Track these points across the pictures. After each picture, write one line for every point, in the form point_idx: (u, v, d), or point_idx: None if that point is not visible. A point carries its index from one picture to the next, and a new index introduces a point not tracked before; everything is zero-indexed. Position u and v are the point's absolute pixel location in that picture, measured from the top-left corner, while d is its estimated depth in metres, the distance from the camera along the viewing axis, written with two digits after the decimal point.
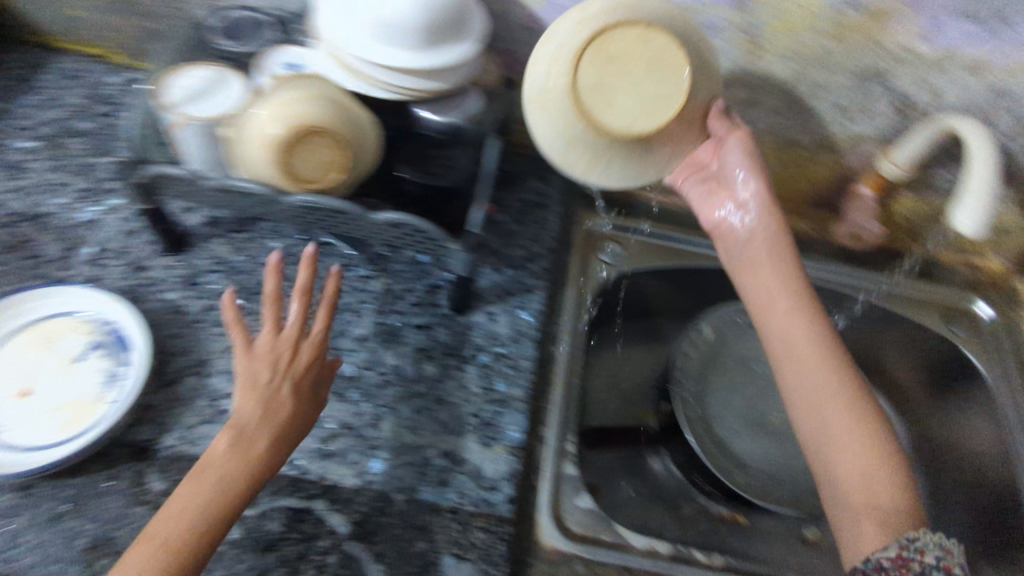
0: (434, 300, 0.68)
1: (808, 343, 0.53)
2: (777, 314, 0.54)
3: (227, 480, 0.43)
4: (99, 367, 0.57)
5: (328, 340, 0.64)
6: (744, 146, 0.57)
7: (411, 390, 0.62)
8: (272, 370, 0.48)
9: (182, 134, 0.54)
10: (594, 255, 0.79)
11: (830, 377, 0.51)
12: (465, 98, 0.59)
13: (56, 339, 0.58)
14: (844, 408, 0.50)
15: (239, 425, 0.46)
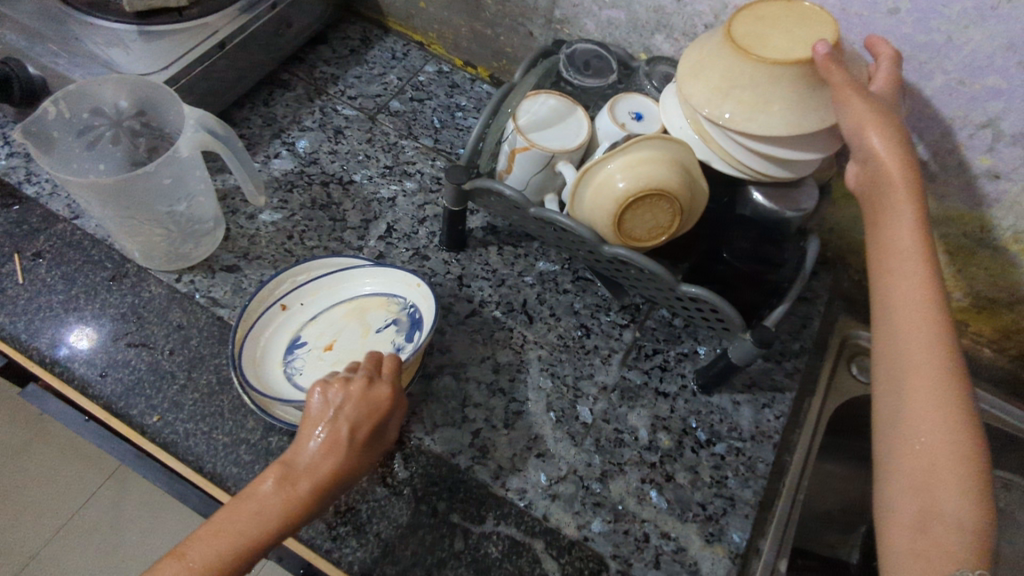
0: (679, 369, 0.65)
1: (915, 348, 0.46)
2: (905, 333, 0.46)
3: (262, 511, 0.43)
4: (390, 341, 0.58)
5: (571, 378, 0.63)
6: (863, 115, 0.48)
7: (643, 458, 0.59)
8: (329, 419, 0.45)
9: (523, 156, 0.57)
10: (843, 368, 0.74)
11: (944, 413, 0.44)
12: (804, 193, 0.56)
13: (360, 304, 0.61)
14: (939, 443, 0.44)
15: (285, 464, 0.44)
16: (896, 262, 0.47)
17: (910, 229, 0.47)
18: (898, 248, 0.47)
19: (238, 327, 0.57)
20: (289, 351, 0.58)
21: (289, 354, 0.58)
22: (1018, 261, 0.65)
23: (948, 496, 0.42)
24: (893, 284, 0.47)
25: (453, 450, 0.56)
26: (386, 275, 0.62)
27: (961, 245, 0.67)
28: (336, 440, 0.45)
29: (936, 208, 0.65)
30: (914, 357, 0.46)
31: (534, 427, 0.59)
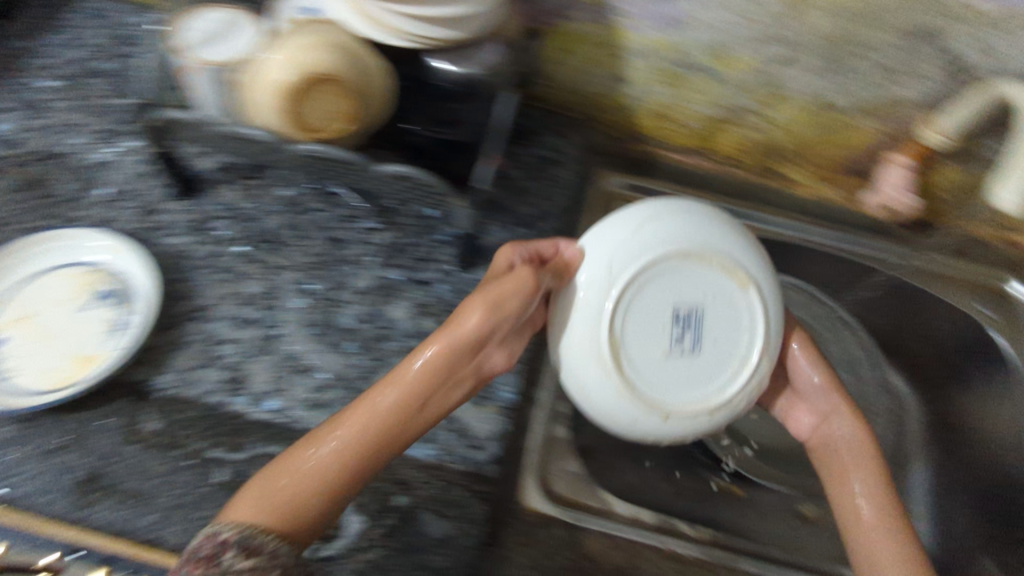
0: (439, 256, 0.67)
1: (851, 466, 0.59)
2: (845, 479, 0.59)
3: (373, 412, 0.49)
4: (104, 316, 0.58)
5: (329, 291, 0.63)
6: (821, 371, 0.61)
7: (407, 346, 0.61)
8: (455, 365, 0.51)
9: (195, 79, 0.54)
10: (608, 218, 0.78)
11: (880, 525, 0.54)
12: (485, 49, 0.56)
13: (61, 286, 0.59)
14: (875, 536, 0.54)
15: (400, 385, 0.50)
16: (825, 428, 0.62)
17: (837, 408, 0.62)
18: (821, 400, 0.62)
19: None
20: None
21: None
22: (720, 74, 0.68)
23: None
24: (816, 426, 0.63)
25: (205, 390, 0.56)
26: (95, 246, 0.61)
27: (674, 73, 0.69)
28: (434, 365, 0.50)
29: (640, 43, 0.67)
30: (869, 495, 0.56)
31: (292, 347, 0.59)
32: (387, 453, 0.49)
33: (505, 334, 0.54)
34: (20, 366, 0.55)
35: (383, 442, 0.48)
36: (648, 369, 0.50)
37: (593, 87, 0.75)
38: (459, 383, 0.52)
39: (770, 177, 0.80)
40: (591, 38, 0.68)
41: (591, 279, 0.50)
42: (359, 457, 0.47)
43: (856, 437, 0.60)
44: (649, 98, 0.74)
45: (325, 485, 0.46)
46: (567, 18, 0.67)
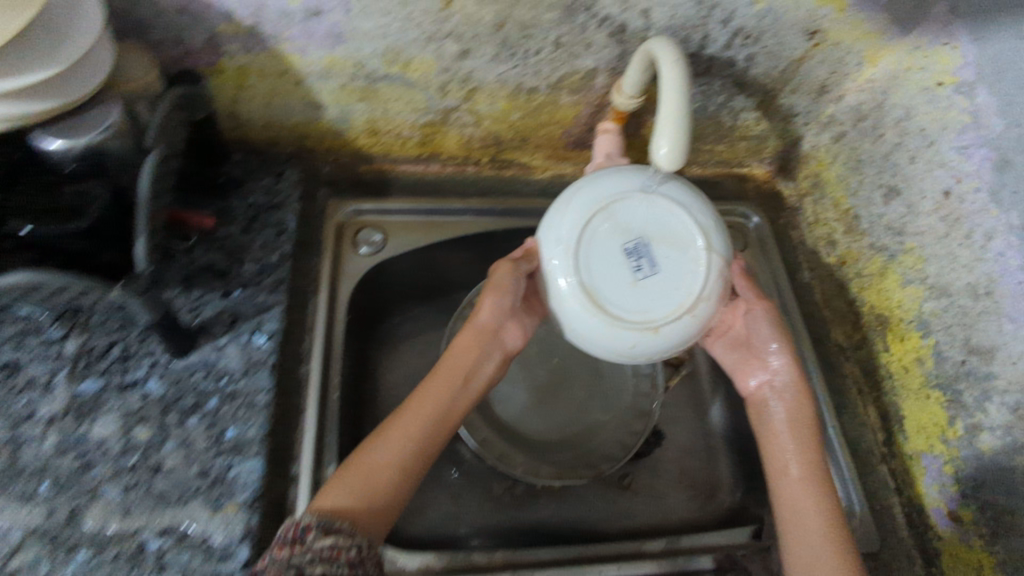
0: (145, 349, 0.59)
1: (794, 420, 0.60)
2: (775, 437, 0.60)
3: (420, 402, 0.57)
4: None
5: (6, 431, 0.53)
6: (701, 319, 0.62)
7: (119, 467, 0.53)
8: (484, 344, 0.61)
9: None
10: (349, 250, 0.74)
11: (805, 481, 0.57)
12: (106, 109, 0.48)
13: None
14: (810, 492, 0.56)
15: (446, 377, 0.59)
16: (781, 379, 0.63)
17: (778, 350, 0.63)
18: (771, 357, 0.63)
19: None
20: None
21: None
22: (411, 81, 0.65)
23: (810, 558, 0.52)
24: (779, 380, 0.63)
25: None
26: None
27: (361, 87, 0.66)
28: (476, 339, 0.61)
29: (311, 64, 0.62)
30: (805, 446, 0.59)
31: None
32: (441, 437, 0.56)
33: (515, 313, 0.63)
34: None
35: (422, 441, 0.55)
36: (633, 307, 0.55)
37: (289, 117, 0.69)
38: (482, 358, 0.61)
39: (506, 166, 0.79)
40: (260, 69, 0.62)
41: (554, 246, 0.57)
42: (412, 458, 0.54)
43: (788, 393, 0.62)
44: (352, 117, 0.70)
45: (390, 483, 0.52)
46: (220, 54, 0.60)
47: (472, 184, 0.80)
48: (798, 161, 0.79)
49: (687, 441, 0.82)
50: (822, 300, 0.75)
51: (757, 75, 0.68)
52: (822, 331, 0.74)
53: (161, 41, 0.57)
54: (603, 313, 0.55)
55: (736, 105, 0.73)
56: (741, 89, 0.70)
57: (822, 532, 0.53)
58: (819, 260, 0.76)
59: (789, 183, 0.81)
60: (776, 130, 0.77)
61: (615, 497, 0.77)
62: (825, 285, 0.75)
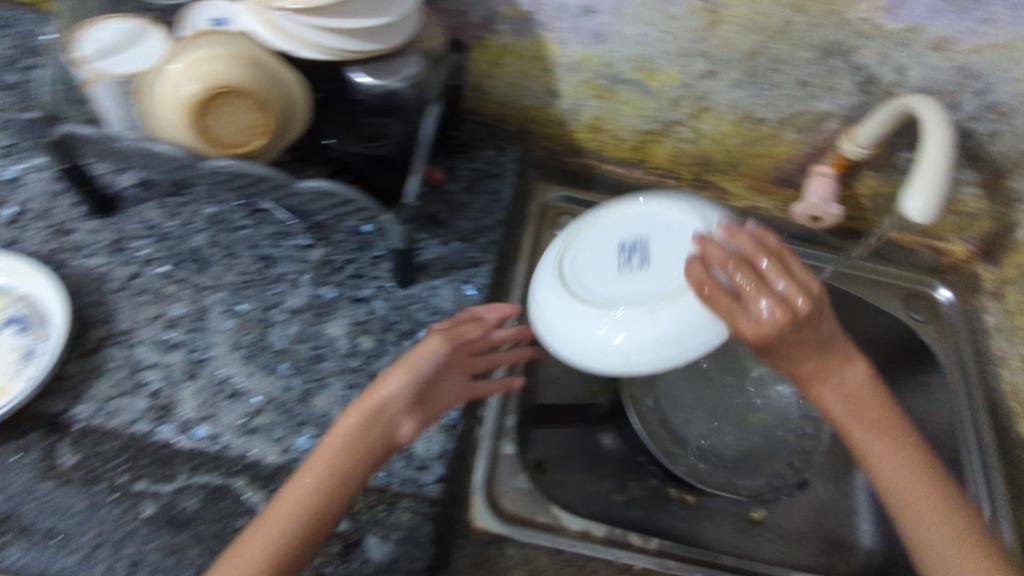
0: (375, 273, 0.66)
1: (842, 402, 0.52)
2: (829, 377, 0.52)
3: (296, 470, 0.48)
4: (13, 343, 0.55)
5: (259, 311, 0.61)
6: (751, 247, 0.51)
7: (344, 366, 0.60)
8: (385, 430, 0.51)
9: (96, 93, 0.51)
10: (549, 230, 0.78)
11: (882, 445, 0.52)
12: (408, 60, 0.55)
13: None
14: (899, 476, 0.52)
15: (377, 410, 0.51)
16: (777, 340, 0.48)
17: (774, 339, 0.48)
18: (790, 337, 0.48)
19: None
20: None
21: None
22: (648, 88, 0.70)
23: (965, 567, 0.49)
24: (777, 354, 0.50)
25: (130, 420, 0.54)
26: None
27: (602, 85, 0.71)
28: (399, 402, 0.52)
29: (565, 56, 0.69)
30: (842, 393, 0.52)
31: (221, 370, 0.57)
32: (361, 472, 0.49)
33: (435, 384, 0.56)
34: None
35: (321, 486, 0.47)
36: (617, 216, 0.63)
37: (523, 98, 0.75)
38: (379, 444, 0.50)
39: (704, 186, 0.82)
40: (519, 51, 0.69)
41: (585, 330, 0.53)
42: (328, 490, 0.47)
43: (839, 404, 0.52)
44: (581, 110, 0.75)
45: (270, 547, 0.44)
46: (492, 32, 0.67)
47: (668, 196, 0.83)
48: (1005, 246, 0.76)
49: (832, 493, 0.78)
50: (1008, 390, 0.72)
51: (995, 152, 0.68)
52: (1003, 421, 0.71)
53: (447, 9, 0.66)
54: (573, 238, 0.62)
55: (960, 177, 0.72)
56: (970, 162, 0.70)
57: (929, 505, 0.51)
58: (1014, 351, 0.73)
59: (991, 266, 0.79)
60: (992, 211, 0.74)
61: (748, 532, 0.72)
62: (1015, 376, 0.72)
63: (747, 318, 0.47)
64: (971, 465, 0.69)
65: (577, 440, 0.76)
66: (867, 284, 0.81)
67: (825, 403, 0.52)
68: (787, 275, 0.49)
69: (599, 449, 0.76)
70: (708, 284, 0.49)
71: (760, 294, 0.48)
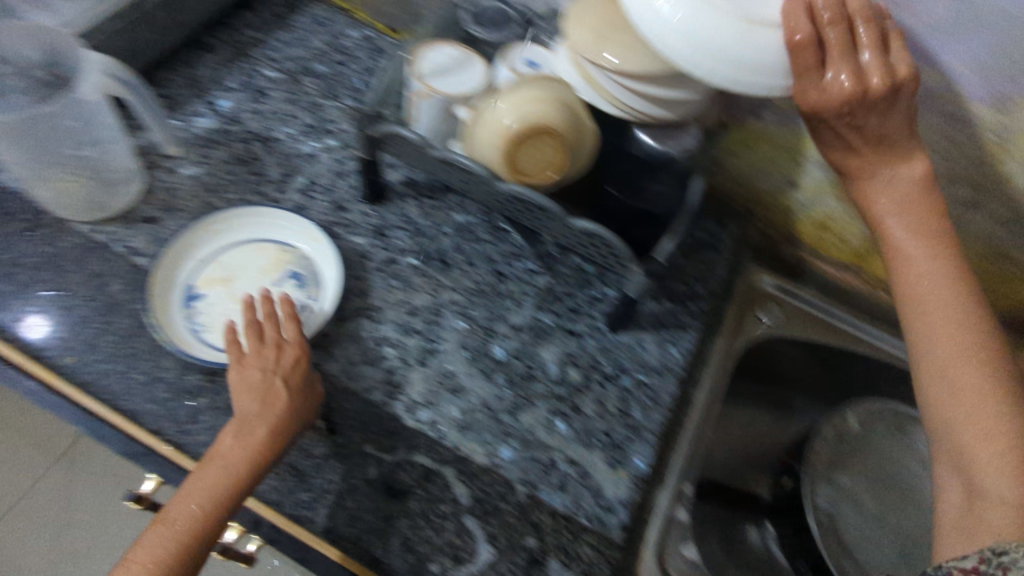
0: (591, 312, 0.69)
1: (894, 201, 0.50)
2: (921, 256, 0.49)
3: (215, 483, 0.50)
4: (291, 294, 0.63)
5: (485, 320, 0.66)
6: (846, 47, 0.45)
7: (552, 391, 0.63)
8: (244, 429, 0.52)
9: (422, 104, 0.59)
10: (752, 313, 0.79)
11: (951, 285, 0.47)
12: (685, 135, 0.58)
13: (253, 263, 0.64)
14: (943, 326, 0.47)
15: (238, 427, 0.52)
16: (819, 116, 0.48)
17: (857, 141, 0.50)
18: (857, 114, 0.47)
19: (157, 261, 0.60)
20: (189, 305, 0.61)
21: (187, 307, 0.60)
22: None
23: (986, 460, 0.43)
24: (857, 152, 0.51)
25: (368, 387, 0.60)
26: (265, 228, 0.66)
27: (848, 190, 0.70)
28: (243, 417, 0.53)
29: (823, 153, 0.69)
30: (911, 223, 0.49)
31: (448, 364, 0.62)
32: (230, 506, 0.50)
33: (251, 420, 0.52)
34: (212, 329, 0.60)
35: (198, 505, 0.49)
36: None
37: (758, 182, 0.76)
38: (227, 478, 0.50)
39: None
40: (773, 139, 0.69)
41: None
42: (205, 521, 0.49)
43: (903, 228, 0.49)
44: (816, 207, 0.74)
45: (153, 560, 0.47)
46: (756, 118, 0.68)
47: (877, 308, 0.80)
48: None
49: None
50: None
51: None
52: None
53: None
54: None
55: None
56: None
57: (976, 392, 0.44)
58: None
59: None
60: None
61: None
62: None
63: (822, 82, 0.46)
64: None
65: (724, 521, 0.73)
66: None
67: (900, 243, 0.49)
68: (881, 50, 0.46)
69: (746, 540, 0.74)
70: (817, 14, 0.45)
71: (837, 28, 0.45)
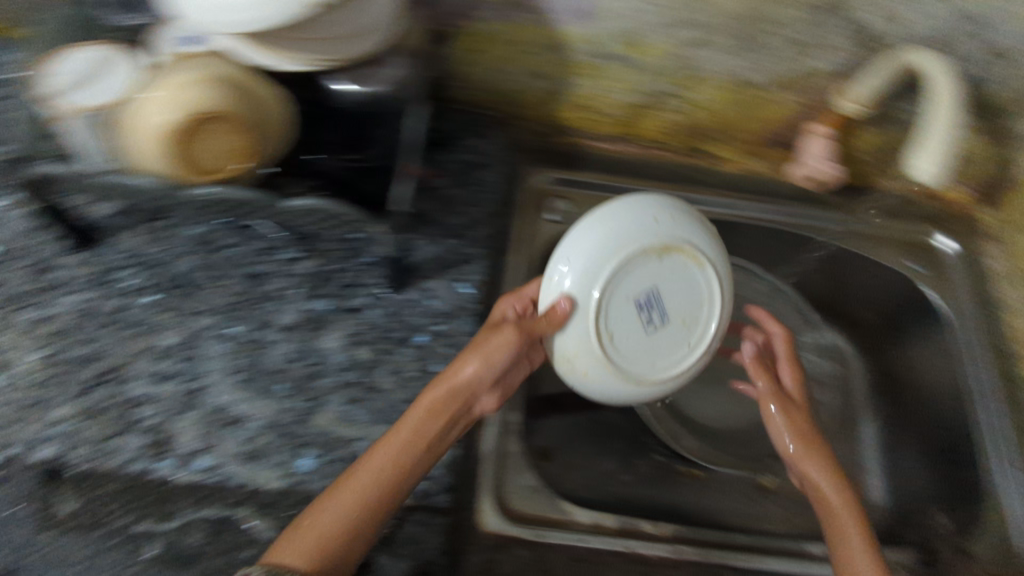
0: (366, 281, 0.64)
1: (813, 461, 0.60)
2: (805, 451, 0.61)
3: (375, 483, 0.49)
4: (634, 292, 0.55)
5: (251, 332, 0.60)
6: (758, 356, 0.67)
7: (343, 381, 0.59)
8: (399, 433, 0.52)
9: (71, 128, 0.47)
10: (541, 215, 0.77)
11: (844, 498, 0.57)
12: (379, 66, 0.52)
13: (673, 261, 0.56)
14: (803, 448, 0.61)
15: (427, 418, 0.53)
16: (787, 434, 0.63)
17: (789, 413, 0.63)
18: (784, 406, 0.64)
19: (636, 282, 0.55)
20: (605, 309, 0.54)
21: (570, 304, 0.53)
22: (636, 62, 0.68)
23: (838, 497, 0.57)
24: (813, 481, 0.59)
25: (127, 459, 0.52)
26: (707, 234, 0.57)
27: (589, 64, 0.69)
28: (433, 408, 0.53)
29: (553, 36, 0.67)
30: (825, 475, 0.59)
31: (219, 397, 0.56)
32: (405, 485, 0.50)
33: (494, 383, 0.56)
34: (630, 352, 0.56)
35: (373, 490, 0.49)
36: None
37: (506, 86, 0.72)
38: (385, 450, 0.51)
39: (697, 155, 0.79)
40: (505, 38, 0.67)
41: None
42: (362, 513, 0.48)
43: (803, 415, 0.63)
44: (567, 90, 0.73)
45: (342, 532, 0.47)
46: (473, 21, 0.64)
47: (663, 167, 0.80)
48: (1006, 188, 0.75)
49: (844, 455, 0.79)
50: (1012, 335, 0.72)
51: (995, 89, 0.68)
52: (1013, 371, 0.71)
53: None
54: None
55: None
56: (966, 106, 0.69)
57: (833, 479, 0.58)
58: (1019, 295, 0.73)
59: (991, 209, 0.78)
60: (990, 155, 0.73)
61: (752, 497, 0.75)
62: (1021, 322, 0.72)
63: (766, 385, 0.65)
64: (982, 428, 0.69)
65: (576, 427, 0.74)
66: (866, 239, 0.79)
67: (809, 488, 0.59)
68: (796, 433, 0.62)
69: (604, 429, 0.77)
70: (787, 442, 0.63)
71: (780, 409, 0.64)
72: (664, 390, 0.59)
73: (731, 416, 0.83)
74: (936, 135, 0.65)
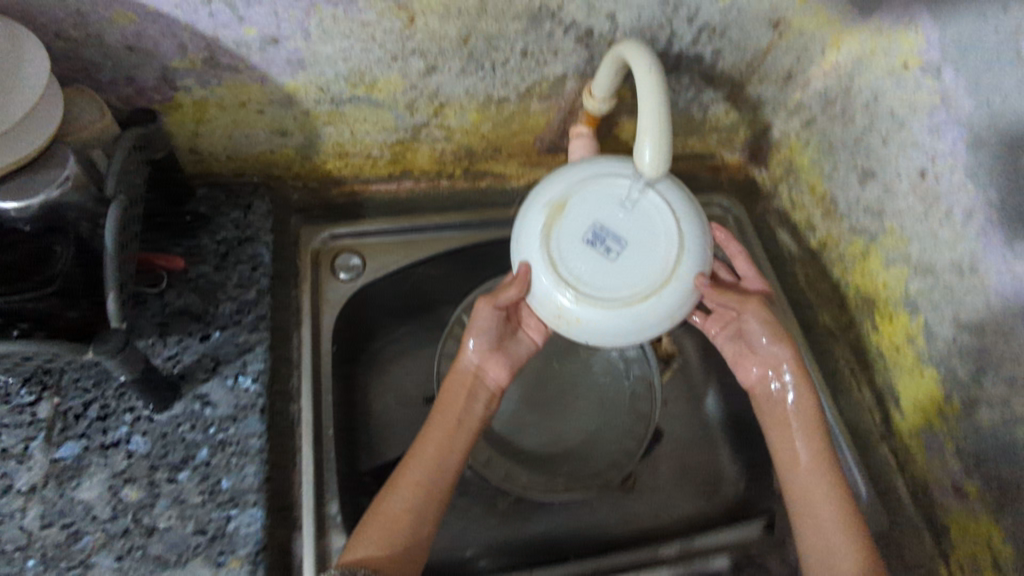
0: (125, 404, 0.56)
1: (801, 441, 0.60)
2: (785, 427, 0.61)
3: (415, 484, 0.58)
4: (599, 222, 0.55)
5: None
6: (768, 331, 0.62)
7: (109, 534, 0.51)
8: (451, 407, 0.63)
9: None
10: (329, 275, 0.72)
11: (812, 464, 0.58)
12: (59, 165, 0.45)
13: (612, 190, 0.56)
14: (812, 441, 0.59)
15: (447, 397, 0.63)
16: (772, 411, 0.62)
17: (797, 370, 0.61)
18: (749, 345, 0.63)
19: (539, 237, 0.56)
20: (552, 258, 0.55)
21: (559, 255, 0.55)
22: (378, 102, 0.63)
23: (824, 505, 0.56)
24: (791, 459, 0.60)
25: None
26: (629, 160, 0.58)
27: (327, 111, 0.63)
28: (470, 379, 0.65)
29: (273, 93, 0.60)
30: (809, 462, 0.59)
31: None
32: (447, 470, 0.59)
33: (496, 349, 0.65)
34: (605, 286, 0.54)
35: (430, 469, 0.59)
36: None
37: (249, 148, 0.67)
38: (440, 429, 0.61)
39: (480, 177, 0.77)
40: (219, 102, 0.60)
41: None
42: (423, 496, 0.57)
43: (804, 409, 0.60)
44: (319, 142, 0.67)
45: (413, 511, 0.57)
46: (178, 90, 0.57)
47: (445, 196, 0.78)
48: (769, 149, 0.79)
49: (687, 432, 0.79)
50: (804, 283, 0.76)
51: (724, 67, 0.68)
52: (809, 316, 0.75)
53: (113, 81, 0.55)
54: None
55: (705, 99, 0.72)
56: (710, 83, 0.70)
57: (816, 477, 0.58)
58: (799, 244, 0.77)
59: (761, 167, 0.81)
60: (743, 119, 0.76)
61: (620, 501, 0.73)
62: (806, 269, 0.76)
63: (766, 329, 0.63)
64: None
65: None
66: None
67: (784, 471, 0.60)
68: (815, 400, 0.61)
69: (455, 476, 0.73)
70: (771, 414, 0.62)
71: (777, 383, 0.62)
72: (673, 298, 0.54)
73: (566, 436, 0.76)
74: (648, 129, 0.51)
